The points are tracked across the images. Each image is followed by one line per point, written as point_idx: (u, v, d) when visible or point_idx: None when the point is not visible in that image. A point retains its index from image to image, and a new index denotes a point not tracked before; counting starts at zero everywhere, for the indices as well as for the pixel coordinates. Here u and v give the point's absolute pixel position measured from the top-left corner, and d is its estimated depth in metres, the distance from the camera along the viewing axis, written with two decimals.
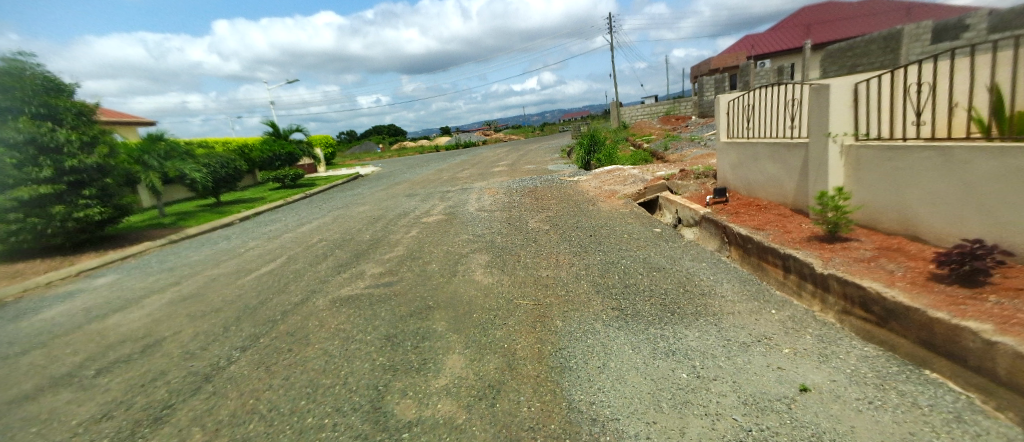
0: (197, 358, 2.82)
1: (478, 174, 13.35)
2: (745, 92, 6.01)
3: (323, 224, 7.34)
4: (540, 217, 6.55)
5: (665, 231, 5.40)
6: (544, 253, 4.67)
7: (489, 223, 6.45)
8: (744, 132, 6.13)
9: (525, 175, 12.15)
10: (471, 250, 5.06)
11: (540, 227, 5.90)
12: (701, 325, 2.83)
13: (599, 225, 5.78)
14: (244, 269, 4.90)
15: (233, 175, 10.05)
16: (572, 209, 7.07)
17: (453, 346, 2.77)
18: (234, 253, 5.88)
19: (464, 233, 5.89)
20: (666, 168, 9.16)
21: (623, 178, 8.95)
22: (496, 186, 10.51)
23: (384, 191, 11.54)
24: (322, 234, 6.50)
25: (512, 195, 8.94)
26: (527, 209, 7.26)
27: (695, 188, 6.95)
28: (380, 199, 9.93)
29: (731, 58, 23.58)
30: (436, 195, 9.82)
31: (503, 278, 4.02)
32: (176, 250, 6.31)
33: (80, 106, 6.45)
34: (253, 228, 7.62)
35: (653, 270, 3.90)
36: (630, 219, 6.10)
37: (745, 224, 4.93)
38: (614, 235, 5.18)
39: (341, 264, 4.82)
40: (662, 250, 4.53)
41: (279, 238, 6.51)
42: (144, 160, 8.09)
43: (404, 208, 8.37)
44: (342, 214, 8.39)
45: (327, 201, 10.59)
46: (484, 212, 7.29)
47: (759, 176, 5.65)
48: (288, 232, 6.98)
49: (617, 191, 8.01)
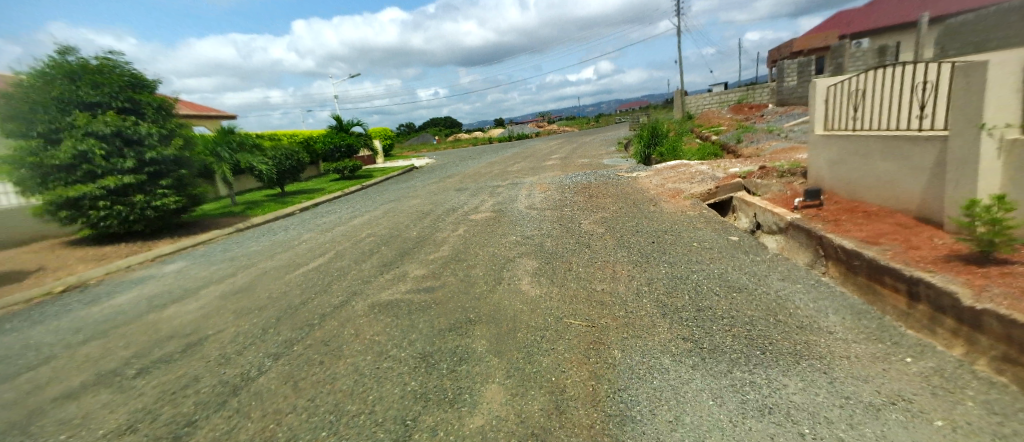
0: (230, 365, 2.56)
1: (531, 169, 12.94)
2: (852, 76, 5.09)
3: (373, 218, 7.32)
4: (596, 218, 6.01)
5: (744, 240, 4.67)
6: (600, 262, 4.18)
7: (540, 223, 6.02)
8: (848, 124, 5.21)
9: (579, 170, 11.56)
10: (519, 253, 4.68)
11: (593, 230, 5.42)
12: (804, 372, 2.25)
13: (664, 230, 5.14)
14: (293, 264, 4.85)
15: (297, 167, 10.43)
16: (632, 209, 6.44)
17: (493, 374, 2.40)
18: (287, 244, 5.93)
19: (513, 234, 5.52)
20: (740, 164, 8.20)
21: (688, 175, 8.13)
22: (548, 181, 10.04)
23: (436, 184, 11.49)
24: (370, 229, 6.44)
25: (565, 192, 8.42)
26: (582, 209, 6.74)
27: (778, 189, 6.06)
28: (431, 193, 9.86)
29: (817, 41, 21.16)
30: (486, 190, 9.55)
31: (554, 290, 3.59)
32: (238, 239, 6.50)
33: (161, 100, 6.80)
34: (310, 219, 7.79)
35: (733, 291, 3.29)
36: (700, 224, 5.39)
37: (849, 235, 4.14)
38: (683, 243, 4.54)
39: (385, 263, 4.64)
40: (743, 264, 3.85)
41: (331, 232, 6.52)
42: (217, 151, 8.41)
43: (453, 203, 8.17)
44: (394, 207, 8.39)
45: (381, 193, 10.72)
46: (535, 211, 6.88)
47: (867, 177, 4.75)
48: (340, 225, 7.01)
49: (683, 190, 7.25)
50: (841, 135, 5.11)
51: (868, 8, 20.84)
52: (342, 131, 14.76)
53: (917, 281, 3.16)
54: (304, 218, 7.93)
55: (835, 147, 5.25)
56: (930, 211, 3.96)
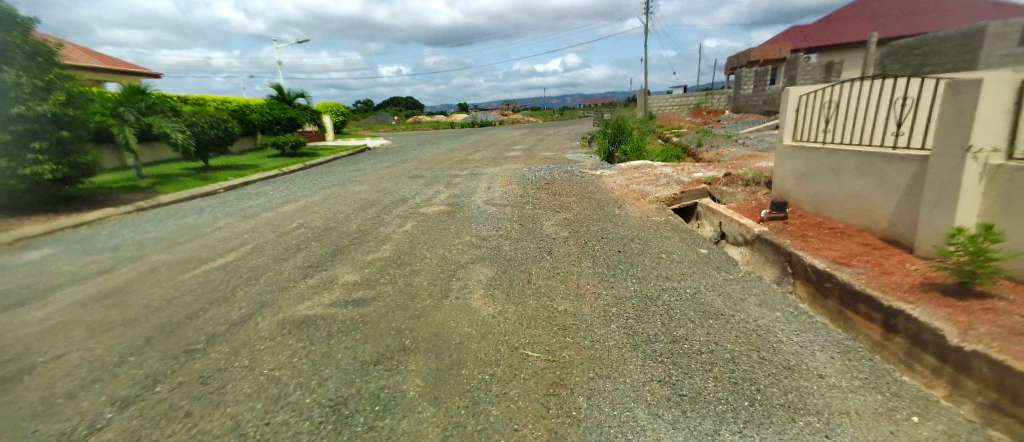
0: (50, 416, 1.85)
1: (491, 158, 12.32)
2: (826, 85, 4.85)
3: (309, 205, 6.45)
4: (558, 219, 5.56)
5: (713, 253, 4.35)
6: (562, 274, 3.69)
7: (498, 222, 5.46)
8: (818, 136, 4.95)
9: (542, 164, 11.09)
10: (473, 259, 4.10)
11: (556, 233, 4.95)
12: (802, 435, 1.84)
13: (630, 237, 4.76)
14: (195, 259, 4.00)
15: (223, 139, 9.22)
16: (596, 211, 6.04)
17: (425, 433, 1.84)
18: (197, 233, 5.02)
19: (467, 233, 4.93)
20: (704, 169, 8.04)
21: (653, 177, 7.87)
22: (509, 173, 9.50)
23: (388, 168, 10.62)
24: (303, 218, 5.60)
25: (526, 186, 7.92)
26: (543, 207, 6.27)
27: (743, 198, 5.85)
28: (381, 178, 9.03)
29: (774, 51, 22.00)
30: (442, 179, 8.86)
31: (508, 309, 3.05)
32: (137, 222, 5.48)
33: (37, 43, 5.51)
34: (234, 202, 6.78)
35: (709, 318, 2.88)
36: (666, 231, 5.05)
37: (819, 253, 3.82)
38: (651, 255, 4.16)
39: (312, 263, 3.91)
40: (716, 282, 3.49)
41: (255, 219, 5.63)
42: (120, 112, 7.34)
43: (404, 192, 7.44)
44: (336, 193, 7.51)
45: (325, 175, 9.72)
46: (493, 206, 6.33)
47: (834, 191, 4.52)
48: (267, 211, 6.10)
49: (648, 192, 6.94)
50: (812, 147, 4.84)
51: (821, 24, 21.92)
52: (286, 103, 13.39)
53: (895, 312, 2.74)
54: (225, 200, 6.90)
55: (803, 159, 5.00)
56: (901, 233, 3.69)
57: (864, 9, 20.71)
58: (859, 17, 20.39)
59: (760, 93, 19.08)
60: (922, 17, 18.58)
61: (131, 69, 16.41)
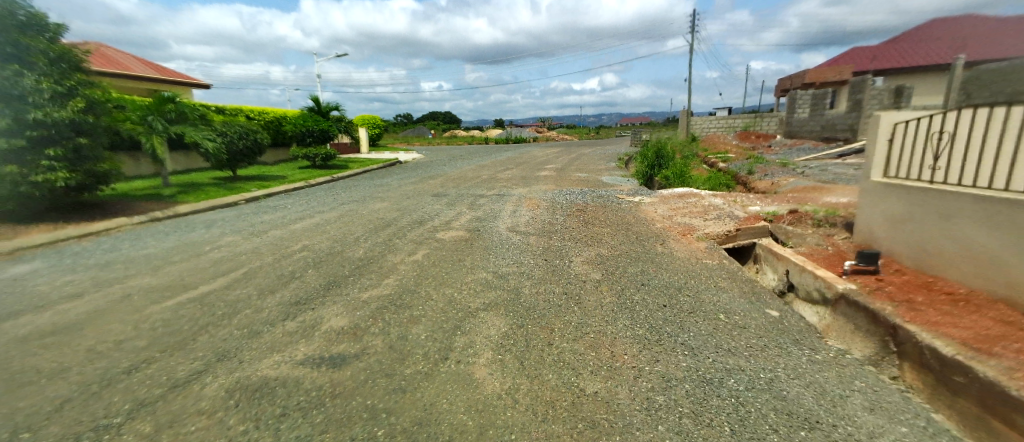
0: None
1: (521, 178, 11.75)
2: (932, 114, 3.95)
3: (322, 223, 6.03)
4: (588, 256, 4.83)
5: (786, 316, 3.50)
6: (593, 337, 2.96)
7: (520, 256, 4.81)
8: (919, 174, 4.04)
9: (575, 186, 10.39)
10: (485, 305, 3.44)
11: (586, 274, 4.23)
12: None
13: (677, 287, 3.97)
14: (176, 284, 3.55)
15: (253, 149, 9.09)
16: (634, 248, 5.27)
17: None
18: (195, 250, 4.67)
19: (483, 269, 4.29)
20: (761, 202, 7.10)
21: (701, 209, 7.02)
22: (539, 196, 8.87)
23: (414, 184, 10.25)
24: (309, 239, 5.16)
25: (556, 213, 7.22)
26: (572, 239, 5.55)
27: (815, 242, 4.93)
28: (404, 195, 8.63)
29: (833, 74, 20.64)
30: (466, 199, 8.34)
31: (520, 388, 2.34)
32: (141, 234, 5.23)
33: (63, 50, 5.50)
34: (248, 215, 6.49)
35: (798, 426, 2.07)
36: (722, 280, 4.22)
37: (940, 331, 2.98)
38: (707, 315, 3.36)
39: (300, 298, 3.36)
40: (800, 366, 2.66)
41: (261, 237, 5.24)
42: (149, 121, 7.24)
43: (424, 213, 6.95)
44: (353, 210, 7.12)
45: (349, 189, 9.43)
46: (516, 234, 5.70)
47: (948, 244, 3.60)
48: (277, 227, 5.73)
49: (696, 227, 6.09)
50: (914, 187, 3.92)
51: (888, 47, 20.39)
52: (320, 115, 13.44)
53: None
54: (241, 213, 6.62)
55: (902, 201, 4.09)
56: None
57: (936, 32, 19.07)
58: (934, 40, 18.80)
59: (818, 118, 17.71)
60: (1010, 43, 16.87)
61: (180, 78, 17.11)
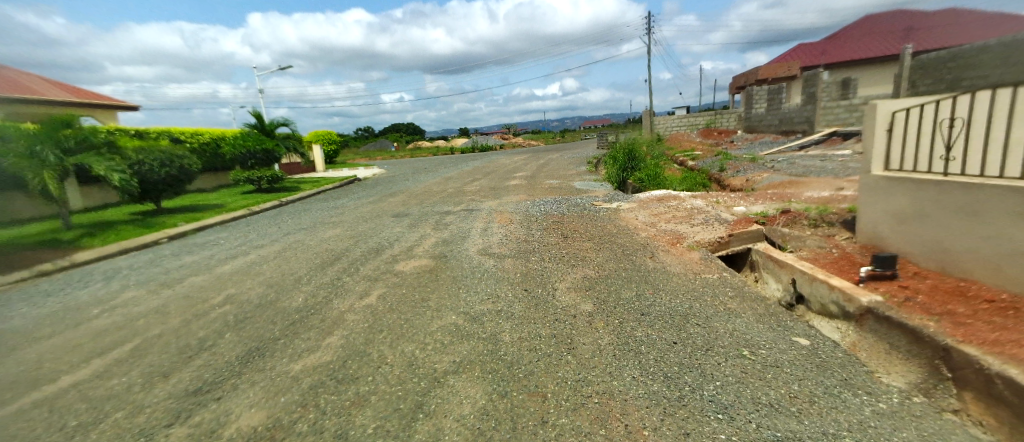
0: None
1: (490, 189, 11.07)
2: (942, 98, 3.51)
3: (258, 261, 5.12)
4: (573, 280, 4.19)
5: (819, 343, 2.91)
6: (597, 405, 2.24)
7: (495, 286, 4.08)
8: (930, 165, 3.59)
9: (547, 195, 9.80)
10: (453, 365, 2.69)
11: (574, 306, 3.55)
12: None
13: (683, 313, 3.34)
14: (28, 382, 2.60)
15: (178, 177, 7.99)
16: (621, 265, 4.67)
17: None
18: (83, 315, 3.72)
19: (452, 309, 3.54)
20: (745, 201, 6.68)
21: (685, 213, 6.53)
22: (509, 209, 8.21)
23: (372, 204, 9.39)
24: (237, 286, 4.24)
25: (531, 228, 6.56)
26: (552, 259, 4.91)
27: (817, 244, 4.47)
28: (361, 218, 7.78)
29: (783, 69, 21.33)
30: (430, 218, 7.57)
31: None
32: (16, 299, 4.20)
33: None
34: (166, 258, 5.47)
35: None
36: (729, 298, 3.62)
37: (1006, 353, 2.27)
38: (728, 352, 2.71)
39: (202, 386, 2.50)
40: (868, 423, 2.01)
41: (176, 287, 4.28)
42: (38, 152, 6.07)
43: (382, 239, 6.15)
44: (299, 241, 6.21)
45: (297, 215, 8.44)
46: (489, 258, 5.00)
47: (981, 243, 3.08)
48: (199, 272, 4.76)
49: (684, 234, 5.56)
50: (929, 179, 3.45)
51: (832, 42, 21.32)
52: (264, 133, 12.29)
53: None
54: (158, 256, 5.57)
55: (914, 195, 3.62)
56: None
57: (874, 28, 20.09)
58: (874, 33, 19.77)
59: (775, 112, 18.06)
60: (941, 34, 17.92)
61: (103, 101, 15.43)
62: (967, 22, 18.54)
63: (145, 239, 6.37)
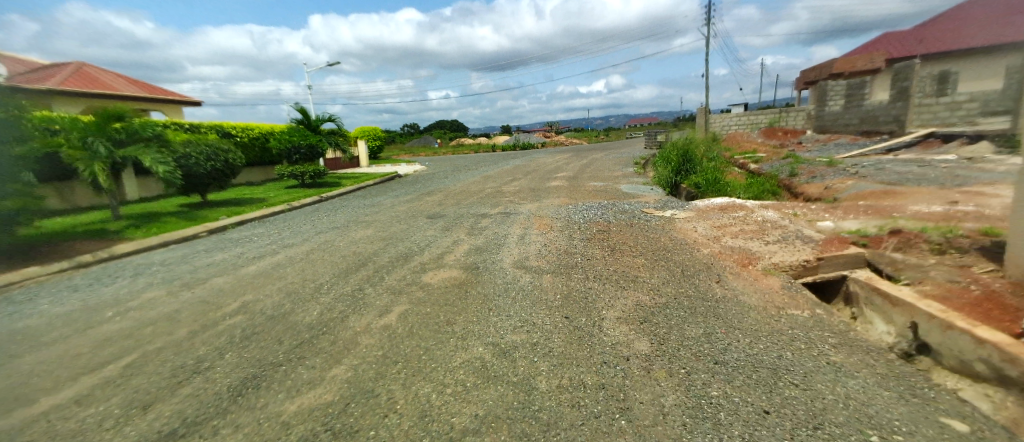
0: None
1: (530, 190, 10.51)
2: None
3: (282, 263, 4.84)
4: (625, 308, 3.54)
5: (986, 427, 2.07)
6: None
7: (531, 309, 3.51)
8: None
9: (591, 198, 9.10)
10: (477, 422, 2.12)
11: (627, 345, 2.91)
12: None
13: (770, 367, 2.61)
14: (4, 400, 2.32)
15: (224, 171, 8.06)
16: (683, 290, 3.95)
17: None
18: (95, 316, 3.49)
19: (479, 338, 3.00)
20: (831, 216, 5.71)
21: (756, 227, 5.66)
22: (550, 213, 7.61)
23: (409, 203, 9.14)
24: (254, 291, 3.91)
25: (573, 237, 5.92)
26: (598, 279, 4.26)
27: (945, 277, 3.57)
28: (395, 219, 7.50)
29: (860, 63, 19.29)
30: (466, 221, 7.15)
31: None
32: (44, 293, 4.09)
33: None
34: (196, 254, 5.31)
35: None
36: (831, 346, 2.84)
37: None
38: (847, 436, 1.98)
39: (180, 426, 2.07)
40: None
41: (192, 290, 4.02)
42: (90, 145, 6.13)
43: (413, 243, 5.77)
44: (329, 242, 5.94)
45: (334, 212, 8.30)
46: (526, 274, 4.45)
47: None
48: (221, 273, 4.51)
49: (759, 253, 4.74)
50: None
51: (920, 36, 19.12)
52: (310, 128, 12.39)
53: None
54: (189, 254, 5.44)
55: None
56: None
57: (972, 21, 17.86)
58: (972, 27, 17.55)
59: (854, 110, 16.29)
60: None
61: (166, 95, 16.24)
62: None
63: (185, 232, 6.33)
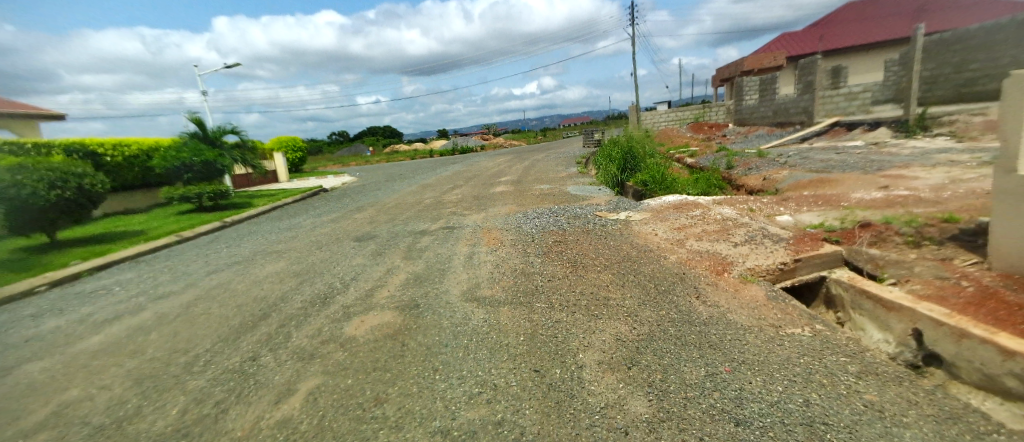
0: None
1: (472, 198, 9.71)
2: None
3: (143, 336, 3.69)
4: (604, 348, 2.92)
5: None
6: None
7: (489, 365, 2.81)
8: None
9: (539, 204, 8.50)
10: None
11: (620, 408, 2.24)
12: None
13: (802, 422, 2.01)
14: None
15: (75, 204, 6.95)
16: (663, 314, 3.40)
17: None
18: None
19: (421, 424, 2.19)
20: (787, 209, 5.50)
21: (718, 227, 5.30)
22: (497, 224, 6.87)
23: (333, 222, 7.97)
24: (83, 390, 2.83)
25: (527, 252, 5.23)
26: (565, 310, 3.60)
27: (932, 272, 3.24)
28: (316, 244, 6.37)
29: (768, 59, 20.73)
30: (401, 241, 6.21)
31: None
32: None
33: None
34: (19, 332, 3.97)
35: None
36: (856, 379, 2.33)
37: None
38: None
39: None
40: None
41: (2, 398, 2.82)
42: None
43: (335, 278, 4.76)
44: (226, 287, 4.77)
45: (238, 242, 6.95)
46: (475, 312, 3.68)
47: None
48: (44, 360, 3.31)
49: (731, 257, 4.31)
50: None
51: (815, 35, 21.02)
52: (208, 142, 10.63)
53: None
54: (20, 330, 4.07)
55: None
56: None
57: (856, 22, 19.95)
58: (857, 27, 19.58)
59: (769, 103, 17.25)
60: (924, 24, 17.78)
61: (18, 109, 13.36)
62: (944, 12, 18.58)
63: (20, 302, 4.86)
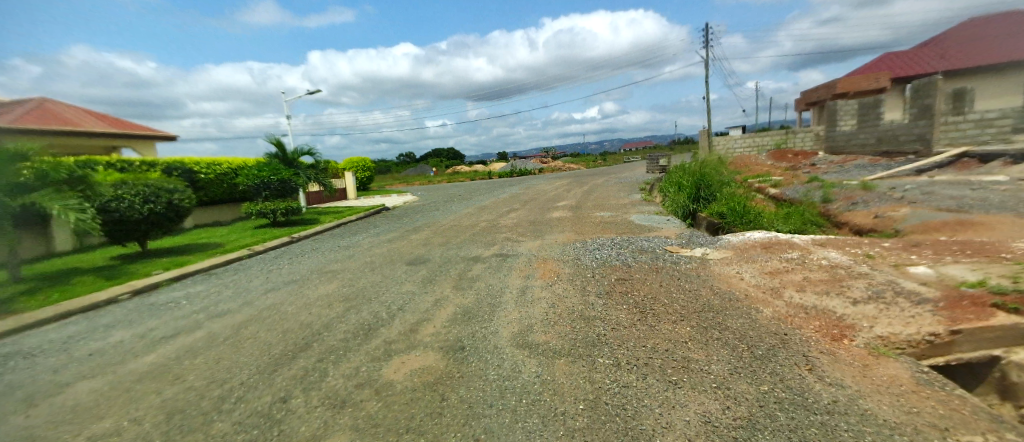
0: None
1: (529, 223, 9.29)
2: None
3: (189, 360, 3.58)
4: (689, 434, 2.26)
5: None
6: None
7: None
8: None
9: (601, 232, 7.86)
10: None
11: None
12: None
13: None
14: None
15: (164, 218, 7.41)
16: (765, 389, 2.66)
17: None
18: None
19: None
20: (921, 258, 4.43)
21: (826, 275, 4.38)
22: (554, 254, 6.33)
23: (390, 243, 7.91)
24: (114, 422, 2.66)
25: (588, 291, 4.64)
26: (636, 371, 2.98)
27: None
28: (368, 266, 6.24)
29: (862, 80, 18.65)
30: (452, 267, 5.90)
31: None
32: None
33: None
34: (86, 345, 4.05)
35: None
36: None
37: None
38: None
39: None
40: None
41: (42, 423, 2.72)
42: None
43: (381, 307, 4.49)
44: (276, 310, 4.66)
45: (298, 259, 7.05)
46: (527, 363, 3.16)
47: None
48: (95, 379, 3.27)
49: (851, 319, 3.45)
50: None
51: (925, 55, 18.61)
52: (286, 163, 11.29)
53: None
54: (88, 342, 4.17)
55: None
56: None
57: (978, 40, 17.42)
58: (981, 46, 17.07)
59: (870, 129, 15.28)
60: None
61: (137, 131, 15.21)
62: None
63: (100, 310, 5.10)
